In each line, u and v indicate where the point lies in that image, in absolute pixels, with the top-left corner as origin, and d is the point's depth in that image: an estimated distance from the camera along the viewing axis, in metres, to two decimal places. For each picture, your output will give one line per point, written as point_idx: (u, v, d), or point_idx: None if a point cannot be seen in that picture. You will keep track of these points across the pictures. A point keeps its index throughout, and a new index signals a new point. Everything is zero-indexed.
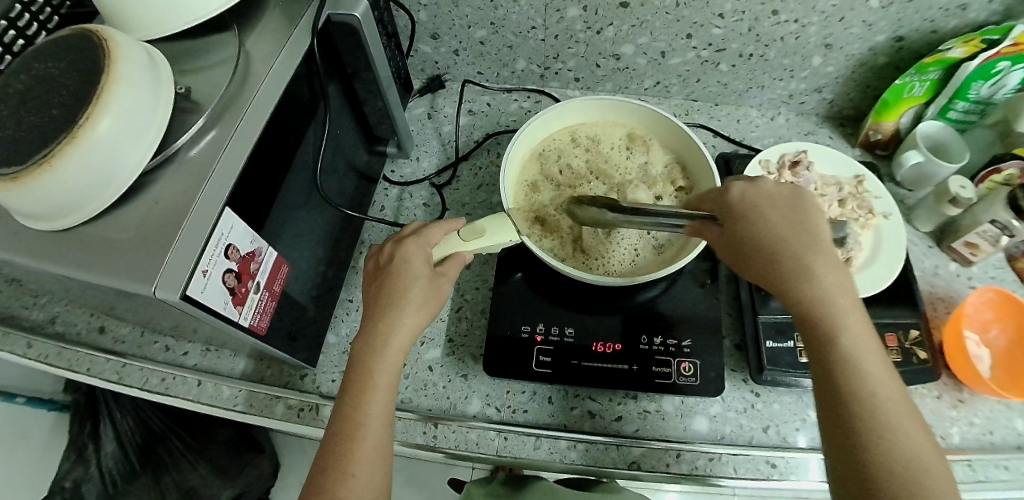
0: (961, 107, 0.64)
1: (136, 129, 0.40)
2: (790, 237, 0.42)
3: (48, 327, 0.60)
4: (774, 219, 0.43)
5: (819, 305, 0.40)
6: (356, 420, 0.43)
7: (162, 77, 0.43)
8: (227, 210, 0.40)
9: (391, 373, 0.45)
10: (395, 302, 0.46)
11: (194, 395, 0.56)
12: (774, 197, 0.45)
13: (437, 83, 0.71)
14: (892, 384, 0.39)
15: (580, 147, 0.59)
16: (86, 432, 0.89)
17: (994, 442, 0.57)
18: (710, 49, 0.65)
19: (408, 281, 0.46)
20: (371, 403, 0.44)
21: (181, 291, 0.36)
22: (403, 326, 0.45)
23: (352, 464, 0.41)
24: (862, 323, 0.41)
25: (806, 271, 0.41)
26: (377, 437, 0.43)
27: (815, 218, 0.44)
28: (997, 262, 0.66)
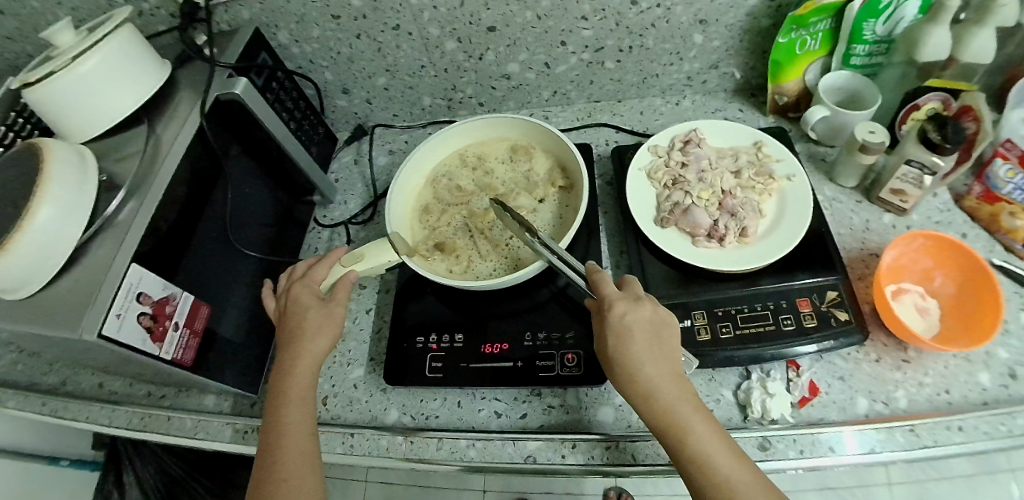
0: (862, 50, 0.61)
1: (51, 249, 0.45)
2: (641, 352, 0.44)
3: (58, 384, 0.71)
4: (629, 333, 0.44)
5: (672, 421, 0.42)
6: (279, 431, 0.46)
7: (86, 195, 0.48)
8: (134, 265, 0.46)
9: (305, 388, 0.49)
10: (298, 323, 0.51)
11: (164, 429, 0.63)
12: (633, 314, 0.45)
13: (360, 131, 0.78)
14: (751, 476, 0.40)
15: (468, 166, 0.63)
16: (110, 481, 0.95)
17: (951, 402, 0.52)
18: (590, 51, 0.66)
19: (307, 305, 0.52)
20: (288, 421, 0.47)
21: (97, 332, 0.42)
22: (305, 351, 0.50)
23: (283, 471, 0.44)
24: (717, 434, 0.42)
25: (654, 391, 0.43)
26: (299, 443, 0.46)
27: (665, 335, 0.45)
28: (944, 204, 0.62)
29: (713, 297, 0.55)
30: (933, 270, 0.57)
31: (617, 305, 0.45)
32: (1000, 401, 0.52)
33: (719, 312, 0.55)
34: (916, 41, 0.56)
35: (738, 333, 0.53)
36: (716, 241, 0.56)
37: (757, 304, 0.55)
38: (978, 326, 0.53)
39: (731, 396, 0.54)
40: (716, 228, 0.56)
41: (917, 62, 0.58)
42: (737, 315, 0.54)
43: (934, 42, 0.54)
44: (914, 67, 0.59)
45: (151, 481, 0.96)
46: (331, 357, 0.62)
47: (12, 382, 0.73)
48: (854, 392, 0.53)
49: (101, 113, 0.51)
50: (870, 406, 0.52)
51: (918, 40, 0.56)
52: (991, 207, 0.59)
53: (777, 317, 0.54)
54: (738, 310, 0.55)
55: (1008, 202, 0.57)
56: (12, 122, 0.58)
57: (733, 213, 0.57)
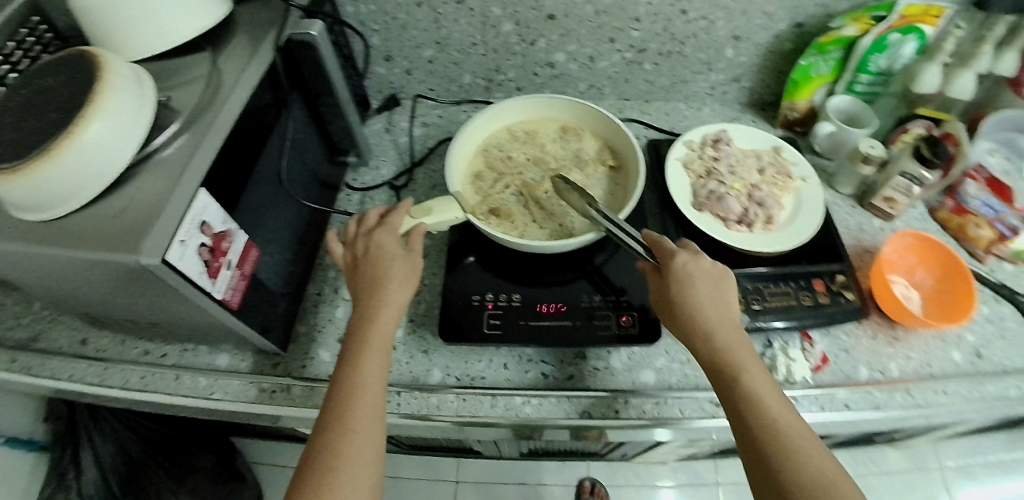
0: (866, 80, 0.70)
1: (90, 178, 0.42)
2: (703, 298, 0.50)
3: (28, 340, 0.62)
4: (695, 281, 0.50)
5: (728, 358, 0.47)
6: (356, 381, 0.45)
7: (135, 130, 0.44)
8: (200, 191, 0.44)
9: (385, 343, 0.48)
10: (388, 276, 0.51)
11: (171, 388, 0.58)
12: (693, 264, 0.52)
13: (393, 102, 0.79)
14: (796, 418, 0.44)
15: (519, 140, 0.66)
16: (66, 456, 0.84)
17: (933, 373, 0.61)
18: (633, 51, 0.72)
19: (390, 259, 0.51)
20: (365, 368, 0.46)
21: (160, 256, 0.40)
22: (388, 304, 0.49)
23: (353, 420, 0.43)
24: (765, 374, 0.47)
25: (709, 328, 0.49)
26: (370, 397, 0.45)
27: (721, 286, 0.51)
28: (920, 214, 0.74)
29: (746, 273, 0.61)
30: (920, 264, 0.66)
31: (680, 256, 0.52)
32: (972, 375, 0.61)
33: (749, 287, 0.60)
34: (914, 76, 0.66)
35: (767, 306, 0.59)
36: (746, 227, 0.62)
37: (782, 283, 0.61)
38: (955, 313, 0.62)
39: None
40: (747, 215, 0.62)
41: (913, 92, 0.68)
42: (764, 290, 0.60)
43: (928, 77, 0.64)
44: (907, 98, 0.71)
45: (112, 461, 0.85)
46: None
47: None
48: (856, 362, 0.61)
49: (161, 32, 0.49)
50: (870, 373, 0.60)
51: (916, 74, 0.66)
52: (960, 219, 0.70)
53: (798, 293, 0.60)
54: (767, 287, 0.60)
55: (975, 215, 0.68)
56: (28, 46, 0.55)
57: (761, 203, 0.63)
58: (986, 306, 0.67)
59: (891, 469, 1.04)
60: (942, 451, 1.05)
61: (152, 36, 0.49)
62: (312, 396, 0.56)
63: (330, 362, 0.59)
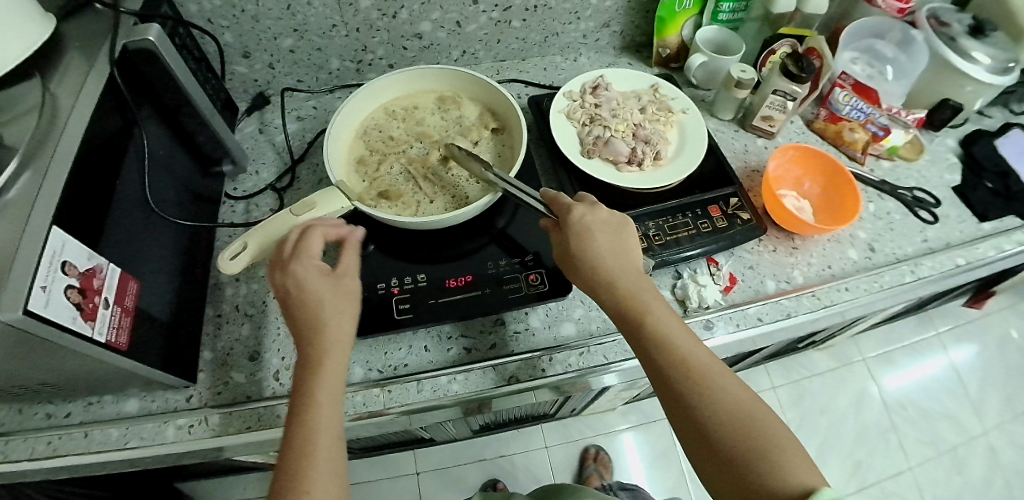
0: (727, 8, 0.73)
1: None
2: (603, 249, 0.49)
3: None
4: (594, 234, 0.50)
5: (634, 305, 0.48)
6: (307, 441, 0.41)
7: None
8: (54, 229, 0.39)
9: (333, 386, 0.44)
10: (328, 315, 0.46)
11: (81, 447, 0.51)
12: (590, 217, 0.51)
13: (261, 99, 0.74)
14: (702, 350, 0.46)
15: (398, 118, 0.64)
16: None
17: (834, 273, 0.65)
18: (498, 10, 0.72)
19: (333, 298, 0.46)
20: (317, 418, 0.42)
21: (23, 308, 0.35)
22: (333, 340, 0.45)
23: (310, 481, 0.39)
24: (672, 316, 0.48)
25: (615, 281, 0.49)
26: (327, 452, 0.41)
27: (619, 235, 0.51)
28: (799, 128, 0.77)
29: (643, 211, 0.62)
30: (802, 176, 0.70)
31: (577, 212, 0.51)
32: (866, 269, 0.65)
33: (648, 225, 0.61)
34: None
35: (668, 239, 0.60)
36: (636, 166, 0.64)
37: (678, 214, 0.62)
38: (843, 212, 0.66)
39: (669, 294, 0.61)
40: (635, 154, 0.64)
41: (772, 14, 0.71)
42: (662, 225, 0.61)
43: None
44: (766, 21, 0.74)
45: None
46: (277, 329, 0.59)
47: None
48: (762, 276, 0.63)
49: None
50: (776, 285, 0.63)
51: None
52: (835, 127, 0.74)
53: (695, 222, 0.62)
54: (664, 221, 0.62)
55: (846, 120, 0.73)
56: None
57: (646, 141, 0.65)
58: (874, 204, 0.71)
59: (819, 370, 1.20)
60: (861, 344, 1.22)
61: None
62: (232, 421, 0.53)
63: (246, 382, 0.56)
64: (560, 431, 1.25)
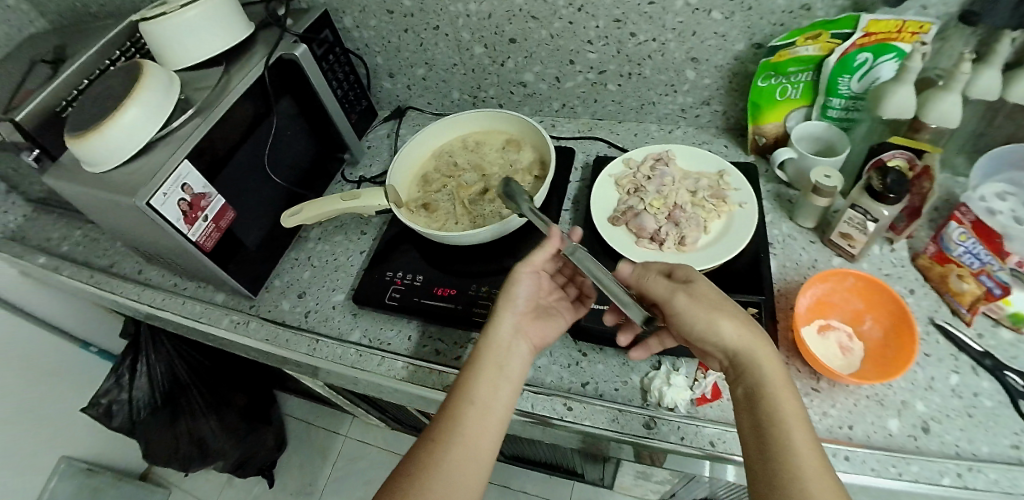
0: (838, 104, 0.67)
1: (120, 153, 0.58)
2: (721, 295, 0.51)
3: (88, 261, 0.82)
4: (709, 284, 0.52)
5: (742, 347, 0.48)
6: (447, 433, 0.48)
7: (153, 120, 0.59)
8: (185, 162, 0.59)
9: (488, 393, 0.50)
10: (502, 303, 0.54)
11: (178, 309, 0.74)
12: (713, 290, 0.51)
13: (398, 112, 0.92)
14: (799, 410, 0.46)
15: (467, 148, 0.75)
16: (125, 364, 1.03)
17: (852, 436, 0.54)
18: (594, 72, 0.77)
19: (515, 287, 0.55)
20: (462, 416, 0.49)
21: (145, 200, 0.55)
22: (493, 346, 0.52)
23: (435, 465, 0.46)
24: (791, 391, 0.47)
25: (752, 351, 0.48)
26: (477, 423, 0.49)
27: (744, 311, 0.50)
28: (900, 259, 0.66)
29: None
30: (862, 312, 0.60)
31: (703, 282, 0.52)
32: (902, 450, 0.53)
33: None
34: (882, 99, 0.60)
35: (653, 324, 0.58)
36: (656, 244, 0.62)
37: None
38: (889, 369, 0.54)
39: (637, 380, 0.57)
40: (659, 233, 0.62)
41: (884, 118, 0.62)
42: None
43: (898, 99, 0.58)
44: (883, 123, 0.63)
45: (159, 378, 1.05)
46: (324, 281, 0.74)
47: (67, 253, 0.84)
48: None
49: (195, 47, 0.63)
50: None
51: (885, 97, 0.60)
52: (942, 268, 0.62)
53: None
54: None
55: (956, 263, 0.60)
56: (127, 50, 0.72)
57: (677, 223, 0.63)
58: (958, 376, 0.57)
59: None
60: None
61: (189, 54, 0.64)
62: (260, 332, 0.69)
63: (287, 310, 0.72)
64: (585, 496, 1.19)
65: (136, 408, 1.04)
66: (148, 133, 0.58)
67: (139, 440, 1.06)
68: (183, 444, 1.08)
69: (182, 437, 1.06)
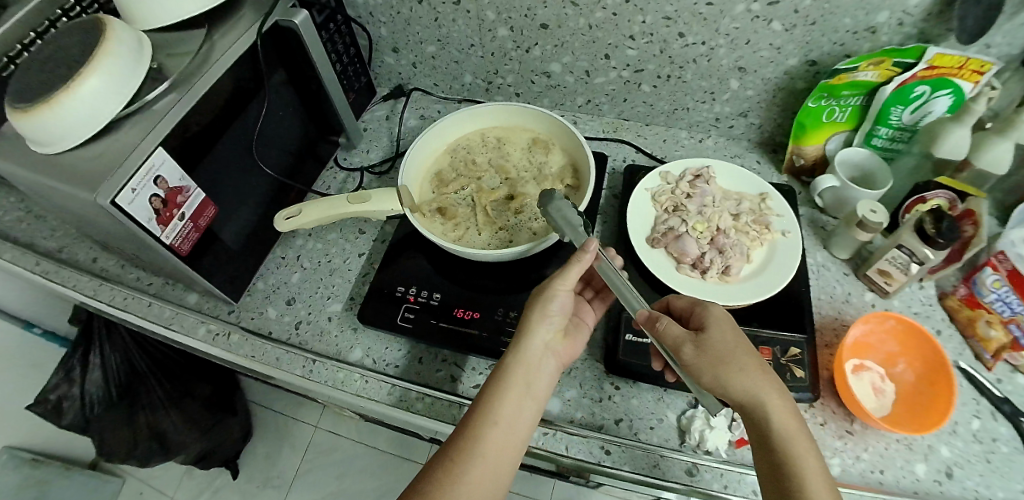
0: (884, 133, 0.63)
1: (55, 141, 0.46)
2: (732, 346, 0.47)
3: (25, 243, 0.68)
4: (721, 331, 0.48)
5: (753, 401, 0.45)
6: (464, 454, 0.44)
7: (100, 115, 0.46)
8: (160, 149, 0.48)
9: (513, 411, 0.46)
10: (536, 316, 0.49)
11: (142, 313, 0.63)
12: (724, 339, 0.48)
13: (399, 91, 0.82)
14: (818, 467, 0.43)
15: (488, 145, 0.67)
16: (75, 356, 0.91)
17: (884, 483, 0.53)
18: (630, 70, 0.70)
19: (551, 304, 0.50)
20: (483, 436, 0.45)
21: (109, 199, 0.44)
22: (519, 359, 0.48)
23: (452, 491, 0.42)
24: (810, 445, 0.44)
25: (765, 405, 0.45)
26: (500, 444, 0.45)
27: (759, 358, 0.47)
28: (926, 297, 0.65)
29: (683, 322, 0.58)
30: (894, 355, 0.59)
31: (715, 331, 0.48)
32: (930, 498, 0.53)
33: None
34: (938, 137, 0.57)
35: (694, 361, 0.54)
36: (699, 272, 0.58)
37: None
38: (926, 417, 0.53)
39: (674, 419, 0.54)
40: (702, 260, 0.58)
41: (934, 156, 0.59)
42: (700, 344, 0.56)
43: (954, 140, 0.56)
44: (929, 160, 0.62)
45: (115, 369, 0.94)
46: (316, 287, 0.65)
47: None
48: None
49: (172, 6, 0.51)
50: None
51: (939, 136, 0.57)
52: (971, 312, 0.61)
53: None
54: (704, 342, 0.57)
55: (987, 309, 0.59)
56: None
57: (722, 250, 0.59)
58: (978, 421, 0.57)
59: None
60: None
61: (164, 15, 0.52)
62: (244, 346, 0.61)
63: (273, 319, 0.63)
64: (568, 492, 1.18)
65: (90, 403, 0.93)
66: (92, 129, 0.46)
67: (93, 438, 0.95)
68: (141, 441, 0.97)
69: (141, 432, 0.96)
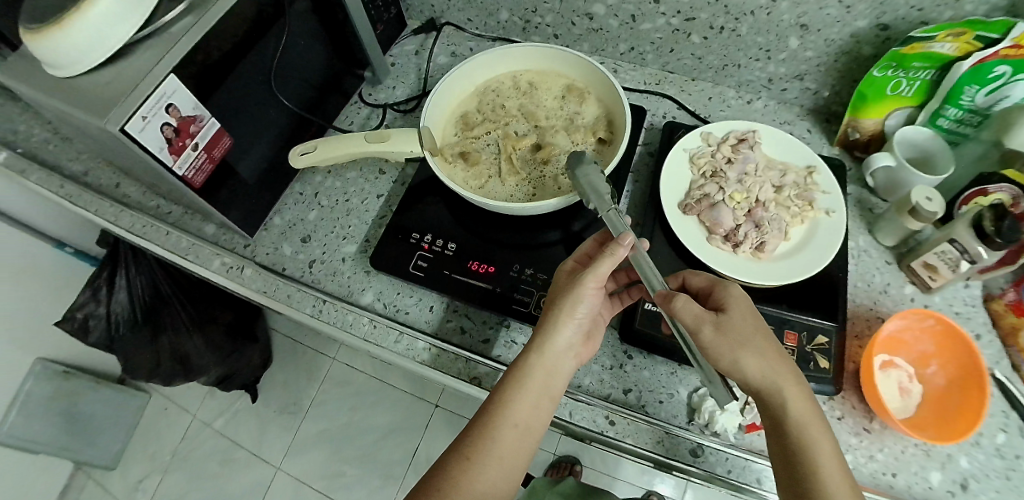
0: (952, 114, 0.55)
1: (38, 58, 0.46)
2: (749, 329, 0.44)
3: (50, 163, 0.69)
4: (738, 312, 0.45)
5: (768, 389, 0.43)
6: (479, 446, 0.44)
7: (84, 59, 0.44)
8: (172, 76, 0.46)
9: (529, 408, 0.45)
10: (563, 316, 0.46)
11: (161, 241, 0.63)
12: (744, 322, 0.45)
13: (430, 25, 0.77)
14: (837, 460, 0.41)
15: (519, 90, 0.63)
16: (101, 276, 0.95)
17: (894, 485, 0.50)
18: (680, 17, 0.63)
19: (578, 303, 0.46)
20: (496, 431, 0.44)
21: (121, 126, 0.43)
22: (540, 360, 0.45)
23: (465, 482, 0.43)
24: (827, 435, 0.42)
25: (781, 394, 0.43)
26: (515, 440, 0.45)
27: (776, 343, 0.45)
28: (970, 298, 0.58)
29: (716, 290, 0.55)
30: (926, 356, 0.54)
31: (735, 311, 0.45)
32: None
33: None
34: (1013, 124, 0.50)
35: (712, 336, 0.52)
36: (730, 246, 0.54)
37: None
38: (953, 427, 0.49)
39: (684, 396, 0.53)
40: (735, 233, 0.54)
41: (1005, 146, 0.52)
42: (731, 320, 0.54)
43: None
44: (998, 151, 0.54)
45: (142, 292, 0.97)
46: (332, 226, 0.64)
47: (25, 151, 0.70)
48: None
49: None
50: None
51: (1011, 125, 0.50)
52: (1016, 319, 0.55)
53: None
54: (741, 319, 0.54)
55: None
56: None
57: (758, 225, 0.54)
58: (1004, 435, 0.52)
59: None
60: None
61: None
62: (257, 281, 0.61)
63: (287, 256, 0.63)
64: (573, 446, 1.21)
65: (115, 324, 0.98)
66: (78, 69, 0.45)
67: (119, 356, 0.99)
68: (164, 362, 1.02)
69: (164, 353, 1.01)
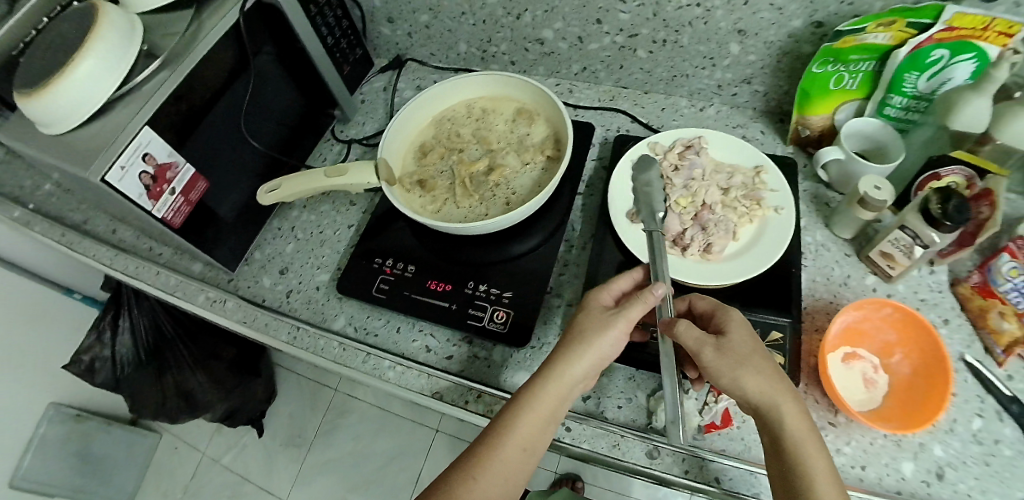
0: (898, 102, 0.56)
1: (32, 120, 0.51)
2: (750, 350, 0.44)
3: (54, 216, 0.75)
4: (739, 333, 0.45)
5: (767, 408, 0.42)
6: (477, 471, 0.44)
7: (68, 118, 0.49)
8: (146, 129, 0.51)
9: (532, 435, 0.44)
10: (580, 347, 0.45)
11: (151, 280, 0.68)
12: (744, 344, 0.44)
13: (397, 62, 0.82)
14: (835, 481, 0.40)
15: (473, 116, 0.66)
16: (105, 320, 1.01)
17: (864, 479, 0.49)
18: (624, 35, 0.66)
19: (601, 336, 0.46)
20: (494, 458, 0.44)
21: (100, 176, 0.48)
22: (551, 390, 0.45)
23: None
24: (824, 454, 0.41)
25: (780, 413, 0.42)
26: (515, 465, 0.44)
27: (775, 362, 0.44)
28: (937, 284, 0.58)
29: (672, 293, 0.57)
30: (892, 346, 0.54)
31: (735, 333, 0.45)
32: None
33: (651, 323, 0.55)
34: (954, 104, 0.50)
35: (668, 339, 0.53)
36: (679, 249, 0.55)
37: None
38: (915, 416, 0.48)
39: (642, 399, 0.53)
40: (683, 237, 0.56)
41: (948, 128, 0.51)
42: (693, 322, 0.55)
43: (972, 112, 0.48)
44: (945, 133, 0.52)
45: (143, 333, 1.03)
46: (307, 257, 0.68)
47: (34, 206, 0.77)
48: None
49: None
50: None
51: (955, 105, 0.50)
52: (983, 301, 0.54)
53: None
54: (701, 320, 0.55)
55: (1001, 299, 0.52)
56: None
57: (704, 227, 0.56)
58: (981, 420, 0.50)
59: None
60: None
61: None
62: (238, 312, 0.65)
63: (267, 287, 0.67)
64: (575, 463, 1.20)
65: (121, 364, 1.03)
66: (63, 127, 0.50)
67: (124, 395, 1.05)
68: (170, 399, 1.06)
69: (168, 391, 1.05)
